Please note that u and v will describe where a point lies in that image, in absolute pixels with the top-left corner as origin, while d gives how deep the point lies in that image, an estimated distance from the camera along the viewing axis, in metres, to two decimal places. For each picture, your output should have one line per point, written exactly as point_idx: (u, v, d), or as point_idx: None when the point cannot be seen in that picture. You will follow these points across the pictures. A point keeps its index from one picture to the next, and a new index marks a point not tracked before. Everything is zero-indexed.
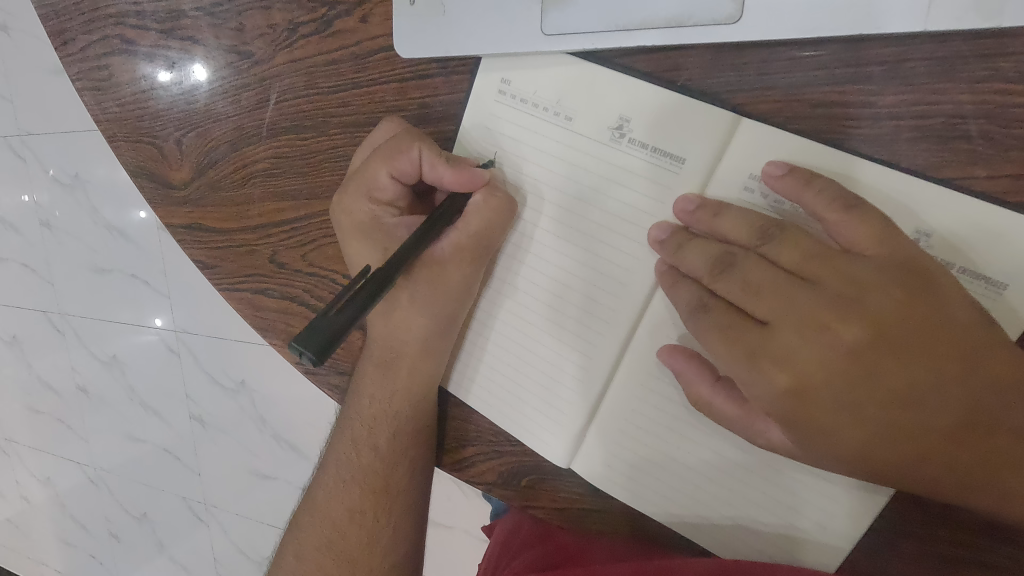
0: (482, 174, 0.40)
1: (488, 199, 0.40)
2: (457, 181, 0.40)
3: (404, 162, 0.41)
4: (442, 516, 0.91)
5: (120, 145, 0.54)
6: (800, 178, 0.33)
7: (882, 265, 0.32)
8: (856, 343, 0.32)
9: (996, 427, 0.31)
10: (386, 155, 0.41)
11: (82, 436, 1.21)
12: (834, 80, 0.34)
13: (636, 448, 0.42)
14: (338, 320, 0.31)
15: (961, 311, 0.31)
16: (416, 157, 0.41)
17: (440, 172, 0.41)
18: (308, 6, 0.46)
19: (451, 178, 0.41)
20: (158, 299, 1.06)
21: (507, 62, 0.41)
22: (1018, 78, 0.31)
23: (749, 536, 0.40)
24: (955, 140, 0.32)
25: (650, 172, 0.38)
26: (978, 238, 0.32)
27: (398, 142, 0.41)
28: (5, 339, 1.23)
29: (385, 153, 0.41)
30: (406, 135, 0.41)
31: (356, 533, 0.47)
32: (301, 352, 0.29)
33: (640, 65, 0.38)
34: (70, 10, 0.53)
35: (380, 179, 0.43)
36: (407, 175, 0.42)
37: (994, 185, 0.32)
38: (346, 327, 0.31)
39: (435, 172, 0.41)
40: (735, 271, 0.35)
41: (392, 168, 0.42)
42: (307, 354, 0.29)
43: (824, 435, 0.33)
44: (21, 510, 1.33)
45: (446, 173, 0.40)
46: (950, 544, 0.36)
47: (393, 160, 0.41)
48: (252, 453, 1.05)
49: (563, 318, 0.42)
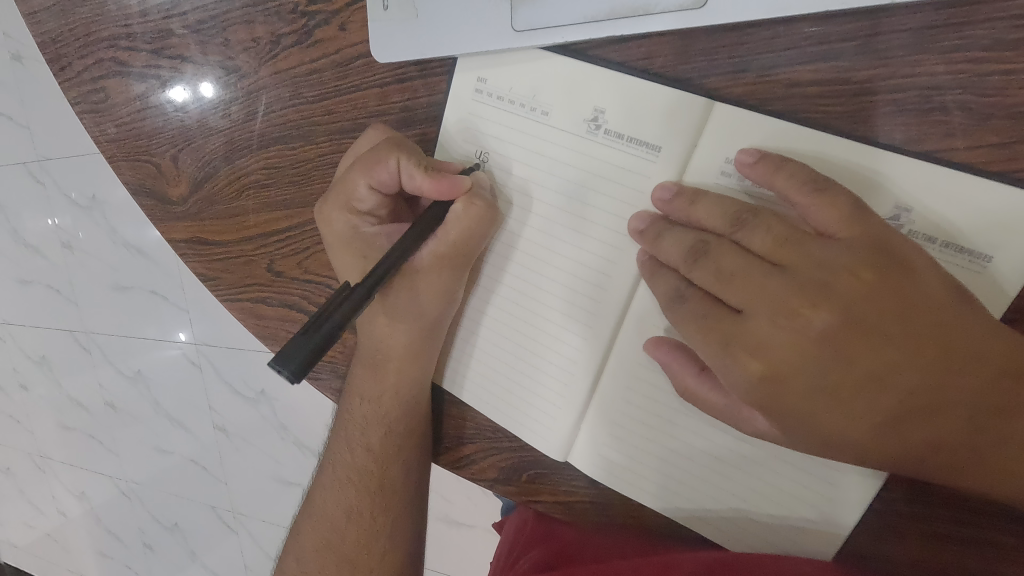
0: (462, 181, 0.40)
1: (468, 206, 0.40)
2: (435, 189, 0.40)
3: (383, 172, 0.41)
4: (463, 516, 0.92)
5: (120, 164, 0.55)
6: (772, 162, 0.33)
7: (854, 247, 0.32)
8: (828, 327, 0.32)
9: (979, 403, 0.31)
10: (365, 166, 0.41)
11: (111, 450, 1.25)
12: (806, 58, 0.33)
13: (627, 441, 0.42)
14: (319, 336, 0.32)
15: (937, 288, 0.31)
16: (394, 167, 0.41)
17: (418, 181, 0.40)
18: (289, 18, 0.47)
19: (430, 187, 0.40)
20: (175, 313, 1.09)
21: (481, 60, 0.41)
22: (993, 45, 0.31)
23: (751, 525, 0.40)
24: (932, 112, 0.32)
25: (627, 161, 0.38)
26: (957, 212, 0.32)
27: (376, 153, 0.41)
28: (34, 359, 1.26)
29: (364, 164, 0.41)
30: (386, 145, 0.41)
31: (361, 534, 0.48)
32: (279, 370, 0.31)
33: (612, 56, 0.38)
34: (66, 36, 0.54)
35: (359, 190, 0.43)
36: (387, 185, 0.42)
37: (974, 156, 0.31)
38: (324, 345, 0.32)
39: (413, 182, 0.40)
40: (713, 258, 0.35)
41: (371, 179, 0.42)
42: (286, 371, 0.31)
43: (811, 419, 0.32)
44: (59, 524, 1.37)
45: (424, 182, 0.40)
46: (952, 524, 0.35)
47: (373, 170, 0.41)
48: (276, 461, 1.07)
49: (551, 313, 0.42)
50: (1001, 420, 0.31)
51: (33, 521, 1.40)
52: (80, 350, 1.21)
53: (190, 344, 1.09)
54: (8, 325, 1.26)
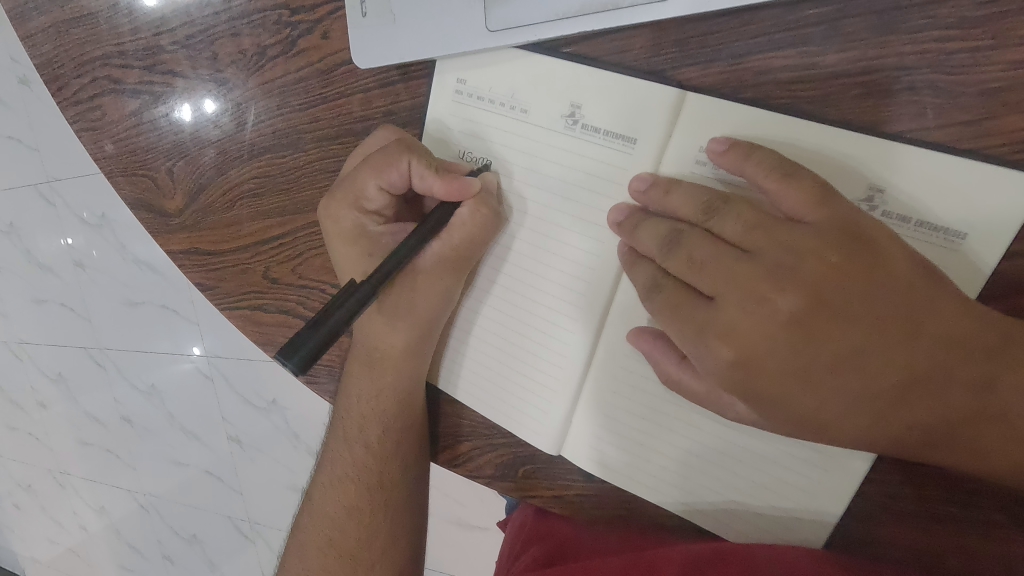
0: (472, 184, 0.40)
1: (475, 211, 0.40)
2: (447, 191, 0.40)
3: (394, 174, 0.41)
4: (475, 518, 0.92)
5: (118, 180, 0.56)
6: (742, 150, 0.34)
7: (823, 230, 0.32)
8: (797, 311, 0.32)
9: (951, 381, 0.31)
10: (376, 166, 0.41)
11: (129, 463, 1.27)
12: (775, 45, 0.34)
13: (616, 433, 0.42)
14: (320, 335, 0.34)
15: (906, 269, 0.31)
16: (406, 168, 0.41)
17: (430, 183, 0.40)
18: (274, 29, 0.48)
19: (441, 189, 0.40)
20: (185, 325, 1.10)
21: (460, 63, 0.42)
22: (957, 23, 0.31)
23: (752, 516, 0.40)
24: (900, 93, 0.32)
25: (605, 155, 0.38)
26: (929, 191, 0.32)
27: (388, 154, 0.41)
28: (50, 377, 1.29)
29: (375, 164, 0.41)
30: (397, 144, 0.41)
31: (360, 533, 0.49)
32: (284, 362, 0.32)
33: (586, 52, 0.38)
34: (62, 57, 0.56)
35: (369, 189, 0.43)
36: (397, 185, 0.43)
37: (944, 134, 0.32)
38: (331, 337, 0.34)
39: (425, 183, 0.41)
40: (687, 247, 0.36)
41: (382, 179, 0.42)
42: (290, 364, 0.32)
43: (791, 402, 0.33)
44: (81, 538, 1.39)
45: (436, 184, 0.40)
46: (942, 504, 0.35)
47: (384, 171, 0.41)
48: (291, 470, 1.08)
49: (539, 309, 0.43)
50: (977, 396, 0.31)
51: (56, 537, 1.43)
52: (93, 365, 1.23)
53: (201, 357, 1.11)
54: (24, 344, 1.29)
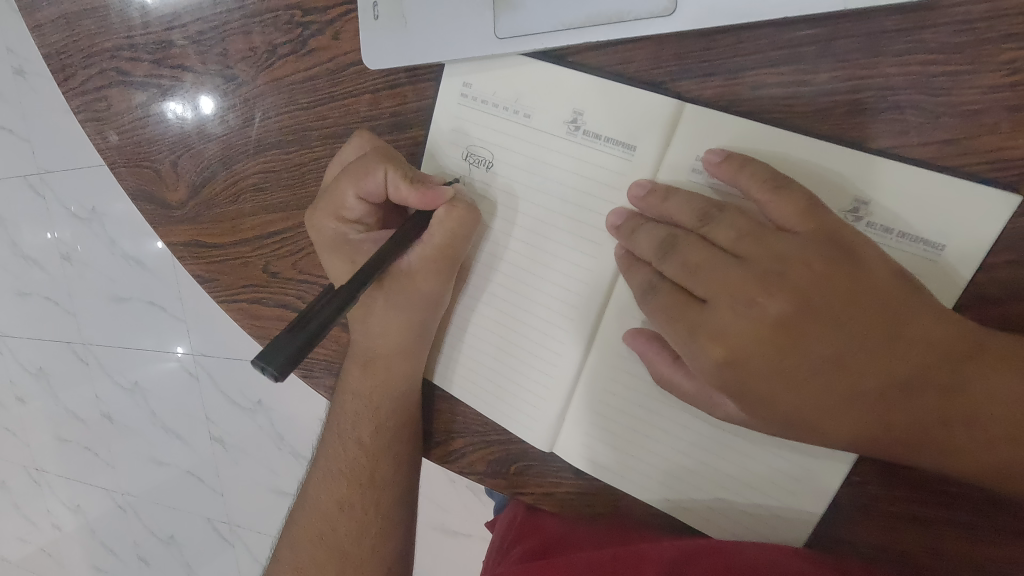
0: (445, 192, 0.42)
1: (451, 211, 0.42)
2: (420, 200, 0.42)
3: (371, 182, 0.43)
4: (459, 525, 0.93)
5: (121, 171, 0.57)
6: (735, 160, 0.35)
7: (811, 239, 0.34)
8: (784, 313, 0.34)
9: (928, 383, 0.32)
10: (353, 176, 0.43)
11: (109, 460, 1.25)
12: (769, 62, 0.36)
13: (608, 431, 0.43)
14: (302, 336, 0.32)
15: (887, 277, 0.33)
16: (381, 178, 0.42)
17: (405, 192, 0.42)
18: (285, 29, 0.49)
19: (415, 199, 0.42)
20: (173, 322, 1.10)
21: (468, 67, 0.44)
22: (939, 48, 0.33)
23: (735, 514, 0.41)
24: (886, 111, 0.34)
25: (606, 160, 0.40)
26: (912, 205, 0.34)
27: (366, 163, 0.43)
28: (31, 371, 1.27)
29: (354, 173, 0.43)
30: (374, 155, 0.43)
31: (349, 527, 0.49)
32: (263, 367, 0.30)
33: (591, 62, 0.40)
34: (70, 47, 0.56)
35: (348, 199, 0.44)
36: (375, 194, 0.44)
37: (926, 152, 0.34)
38: (312, 339, 0.32)
39: (399, 193, 0.42)
40: (681, 251, 0.37)
41: (360, 188, 0.43)
42: (270, 368, 0.30)
43: (775, 400, 0.34)
44: (53, 538, 1.37)
45: (410, 194, 0.42)
46: (921, 505, 0.36)
47: (360, 180, 0.43)
48: (275, 471, 1.07)
49: (535, 307, 0.44)
50: (954, 399, 0.32)
51: (27, 536, 1.40)
52: (77, 361, 1.22)
53: (188, 355, 1.10)
54: (6, 337, 1.27)
